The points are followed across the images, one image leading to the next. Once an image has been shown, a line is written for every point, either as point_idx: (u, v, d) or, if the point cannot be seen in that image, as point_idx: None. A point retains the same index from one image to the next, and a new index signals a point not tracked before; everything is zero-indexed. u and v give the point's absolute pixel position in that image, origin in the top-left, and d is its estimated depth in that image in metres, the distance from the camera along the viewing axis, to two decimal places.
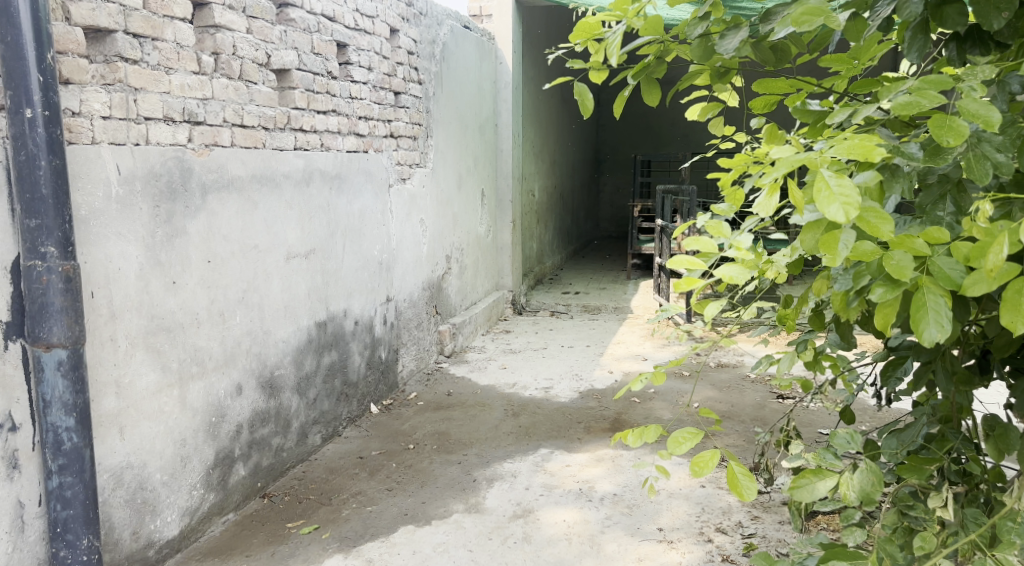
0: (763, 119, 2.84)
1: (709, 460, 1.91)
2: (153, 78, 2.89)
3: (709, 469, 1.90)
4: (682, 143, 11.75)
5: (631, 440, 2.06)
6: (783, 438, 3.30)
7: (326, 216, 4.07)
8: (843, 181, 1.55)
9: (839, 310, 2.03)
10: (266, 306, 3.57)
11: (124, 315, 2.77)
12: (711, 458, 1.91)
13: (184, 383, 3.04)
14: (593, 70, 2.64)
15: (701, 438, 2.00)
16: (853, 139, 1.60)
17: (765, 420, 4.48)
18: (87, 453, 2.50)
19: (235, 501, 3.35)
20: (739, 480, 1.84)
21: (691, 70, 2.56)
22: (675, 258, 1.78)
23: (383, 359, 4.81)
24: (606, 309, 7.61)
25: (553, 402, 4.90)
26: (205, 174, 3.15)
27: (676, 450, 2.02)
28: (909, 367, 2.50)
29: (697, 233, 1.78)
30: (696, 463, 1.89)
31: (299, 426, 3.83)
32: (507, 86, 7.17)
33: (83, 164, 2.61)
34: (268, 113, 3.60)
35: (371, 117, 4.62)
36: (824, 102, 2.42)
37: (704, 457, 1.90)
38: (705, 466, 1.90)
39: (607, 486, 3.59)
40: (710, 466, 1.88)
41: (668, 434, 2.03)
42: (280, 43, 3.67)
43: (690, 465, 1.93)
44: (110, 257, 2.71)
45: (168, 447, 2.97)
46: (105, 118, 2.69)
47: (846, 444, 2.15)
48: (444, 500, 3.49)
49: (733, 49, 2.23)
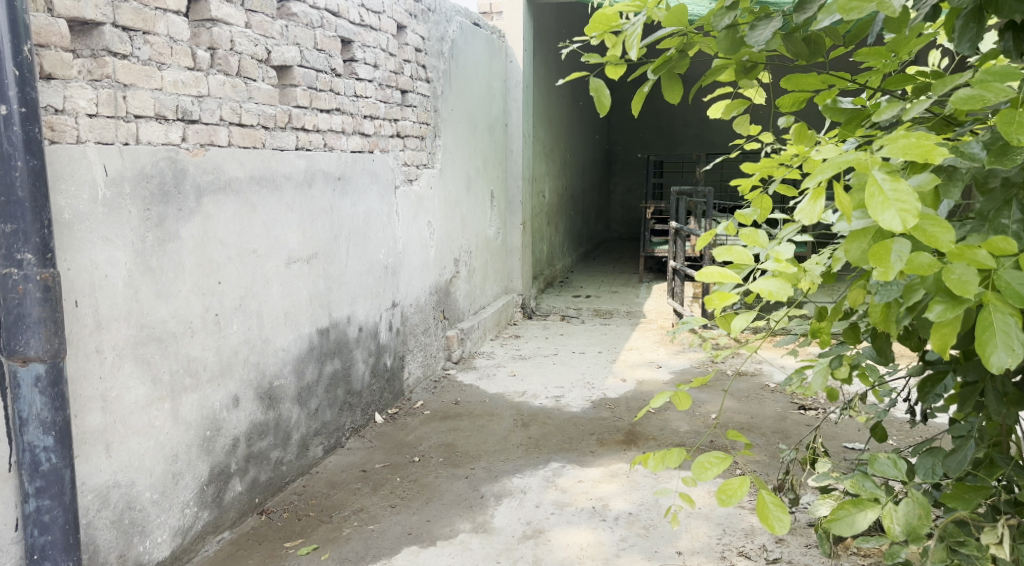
0: (791, 119, 2.65)
1: (740, 490, 1.71)
2: (144, 74, 2.73)
3: (738, 498, 1.71)
4: (696, 143, 11.55)
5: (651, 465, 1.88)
6: (809, 456, 3.15)
7: (329, 219, 3.91)
8: (899, 185, 1.38)
9: (879, 323, 1.86)
10: (265, 314, 3.41)
11: (112, 325, 2.61)
12: (740, 487, 1.72)
13: (177, 396, 2.89)
14: (610, 64, 2.46)
15: (729, 464, 1.79)
16: (909, 138, 1.42)
17: (787, 434, 4.30)
18: (67, 473, 2.35)
19: (231, 518, 3.19)
20: (772, 510, 1.64)
21: (715, 65, 2.37)
22: (706, 270, 1.59)
23: (389, 366, 4.65)
24: (619, 313, 7.43)
25: (564, 412, 4.73)
26: (200, 176, 3.00)
27: (702, 476, 1.80)
28: (948, 384, 2.28)
29: (729, 242, 1.58)
30: (724, 491, 1.70)
31: (299, 438, 3.66)
32: (518, 86, 7.01)
33: (66, 164, 2.45)
34: (268, 111, 3.44)
35: (377, 115, 4.46)
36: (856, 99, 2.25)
37: (733, 486, 1.71)
38: (735, 494, 1.71)
39: (621, 504, 3.42)
40: (741, 496, 1.69)
41: (692, 458, 1.82)
42: (281, 38, 3.52)
43: (718, 493, 1.74)
44: (97, 263, 2.55)
45: (159, 464, 2.81)
46: (91, 116, 2.54)
47: (888, 473, 1.94)
48: (450, 519, 3.32)
49: (765, 41, 2.06)
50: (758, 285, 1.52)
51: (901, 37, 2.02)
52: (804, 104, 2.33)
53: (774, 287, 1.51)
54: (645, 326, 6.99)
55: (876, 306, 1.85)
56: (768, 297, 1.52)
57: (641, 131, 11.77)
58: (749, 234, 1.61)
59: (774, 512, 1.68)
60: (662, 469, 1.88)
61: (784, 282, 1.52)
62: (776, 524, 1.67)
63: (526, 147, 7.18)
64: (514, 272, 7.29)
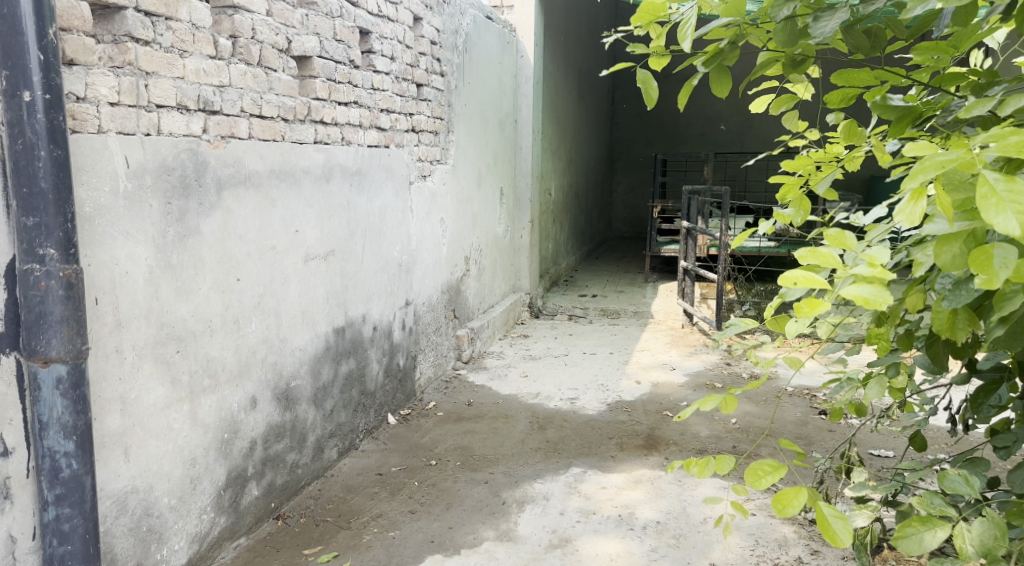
0: (840, 116, 2.54)
1: (795, 500, 1.59)
2: (166, 61, 2.62)
3: (794, 509, 1.59)
4: (699, 142, 11.47)
5: (699, 472, 1.75)
6: (845, 464, 3.05)
7: (346, 215, 3.80)
8: (1013, 185, 1.28)
9: (947, 330, 1.77)
10: (284, 313, 3.30)
11: (132, 323, 2.50)
12: (796, 497, 1.59)
13: (196, 397, 2.78)
14: (654, 55, 2.35)
15: (784, 473, 1.67)
16: (1020, 136, 1.33)
17: (810, 441, 4.22)
18: (87, 480, 2.25)
19: (247, 524, 3.08)
20: (835, 523, 1.52)
21: (763, 60, 2.27)
22: (789, 271, 1.48)
23: (401, 366, 4.54)
24: (626, 313, 7.32)
25: (580, 415, 4.63)
26: (221, 169, 2.89)
27: (756, 484, 1.68)
28: (1003, 395, 2.10)
29: (815, 243, 1.47)
30: (780, 501, 1.58)
31: (314, 441, 3.56)
32: (529, 81, 6.90)
33: (88, 155, 2.34)
34: (288, 102, 3.33)
35: (393, 109, 4.35)
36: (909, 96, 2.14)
37: (789, 495, 1.58)
38: (790, 505, 1.58)
39: (648, 513, 3.34)
40: (799, 507, 1.56)
41: (746, 465, 1.69)
42: (301, 27, 3.41)
43: (773, 502, 1.60)
44: (118, 258, 2.44)
45: (177, 468, 2.70)
46: (112, 104, 2.42)
47: (958, 490, 1.86)
48: (472, 526, 3.23)
49: (829, 31, 1.94)
50: (850, 291, 1.42)
51: (965, 30, 1.95)
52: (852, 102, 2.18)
53: (868, 294, 1.42)
54: (654, 327, 6.90)
55: (942, 313, 1.76)
56: (861, 304, 1.42)
57: (644, 129, 11.68)
58: (835, 235, 1.51)
59: (835, 525, 1.55)
60: (709, 475, 1.76)
61: (878, 289, 1.42)
62: (837, 535, 1.54)
63: (535, 144, 7.07)
64: (522, 271, 7.18)
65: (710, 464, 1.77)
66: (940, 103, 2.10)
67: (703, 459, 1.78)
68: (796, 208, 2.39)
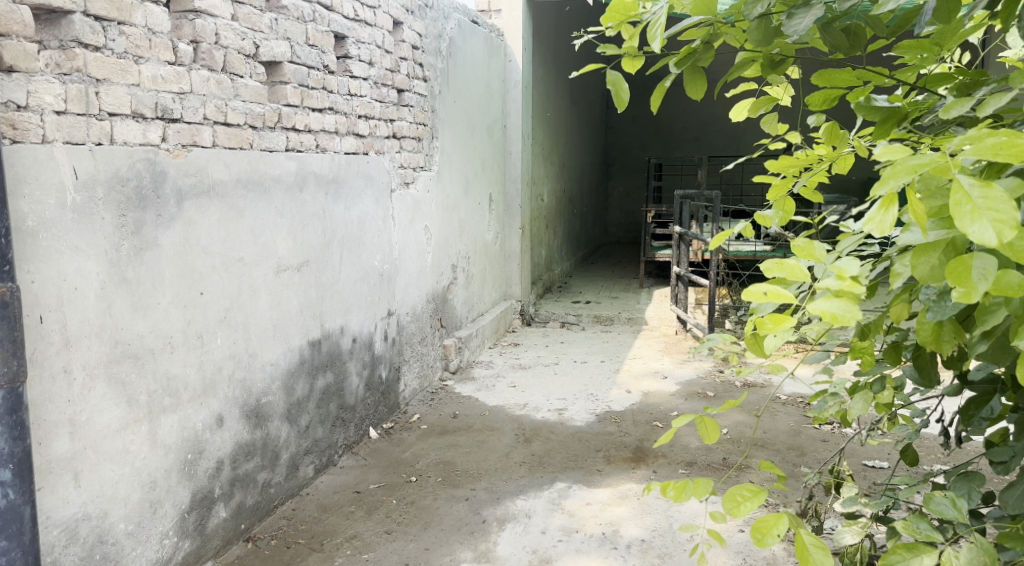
0: (822, 118, 2.43)
1: (776, 527, 1.48)
2: (118, 68, 2.51)
3: (774, 538, 1.48)
4: (695, 146, 11.35)
5: (675, 498, 1.65)
6: (835, 479, 2.92)
7: (321, 224, 3.69)
8: (990, 190, 1.16)
9: (931, 342, 1.65)
10: (253, 327, 3.19)
11: (82, 342, 2.40)
12: (777, 524, 1.48)
13: (155, 417, 2.67)
14: (627, 57, 2.24)
15: (764, 499, 1.57)
16: (999, 137, 1.22)
17: (803, 452, 4.11)
18: (27, 510, 2.15)
19: (214, 547, 2.97)
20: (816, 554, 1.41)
21: (740, 60, 2.15)
22: (753, 285, 1.37)
23: (384, 379, 4.43)
24: (619, 320, 7.17)
25: (567, 426, 4.52)
26: (182, 179, 2.77)
27: (736, 511, 1.57)
28: (995, 407, 1.97)
29: (781, 255, 1.37)
30: (759, 530, 1.47)
31: (288, 458, 3.44)
32: (517, 86, 6.79)
33: (29, 166, 2.25)
34: (257, 109, 3.21)
35: (372, 115, 4.24)
36: (894, 98, 2.02)
37: (768, 523, 1.48)
38: (770, 534, 1.47)
39: (633, 530, 3.23)
40: (779, 535, 1.45)
41: (724, 491, 1.58)
42: (270, 32, 3.29)
43: (752, 531, 1.50)
44: (65, 274, 2.34)
45: (134, 492, 2.59)
46: (58, 113, 2.33)
47: (945, 514, 1.76)
48: (450, 547, 3.12)
49: (805, 29, 1.83)
50: (817, 306, 1.30)
51: (950, 28, 1.83)
52: (835, 103, 2.06)
53: (837, 308, 1.31)
54: (648, 334, 6.78)
55: (927, 325, 1.64)
56: (830, 320, 1.30)
57: (640, 133, 11.57)
58: (803, 246, 1.41)
59: (815, 556, 1.43)
60: (686, 500, 1.66)
61: (848, 303, 1.30)
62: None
63: (525, 149, 6.96)
64: (513, 278, 7.07)
65: (686, 488, 1.67)
66: (927, 103, 1.97)
67: (679, 483, 1.68)
68: (778, 209, 2.29)
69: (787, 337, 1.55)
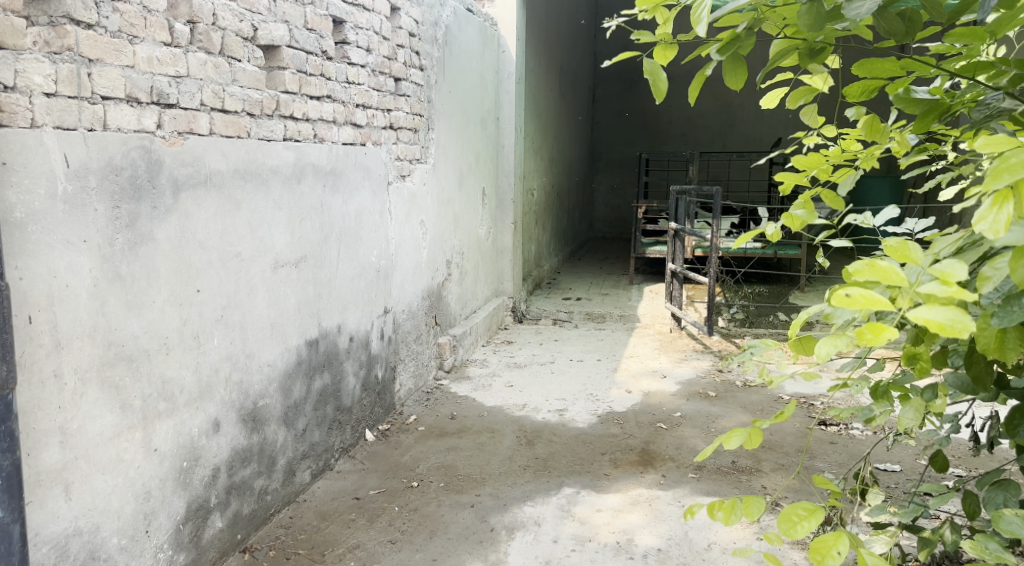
0: (861, 111, 2.23)
1: (835, 548, 1.33)
2: (112, 48, 2.34)
3: (835, 560, 1.33)
4: (681, 141, 11.24)
5: (725, 517, 1.51)
6: (859, 486, 2.70)
7: (319, 218, 3.52)
8: None
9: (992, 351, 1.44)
10: (250, 326, 3.01)
11: (73, 344, 2.23)
12: (837, 545, 1.34)
13: (150, 424, 2.50)
14: (661, 44, 1.99)
15: (822, 517, 1.41)
16: None
17: (814, 455, 4.00)
18: (16, 529, 2.00)
19: (211, 559, 2.80)
20: None
21: (776, 49, 1.87)
22: (845, 291, 1.24)
23: (380, 379, 4.26)
24: (612, 317, 7.03)
25: (569, 428, 4.38)
26: (178, 168, 2.60)
27: (788, 532, 1.41)
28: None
29: (874, 256, 1.24)
30: (819, 551, 1.32)
31: (285, 464, 3.27)
32: (511, 77, 6.63)
33: (18, 152, 2.08)
34: (254, 96, 3.03)
35: (369, 104, 4.06)
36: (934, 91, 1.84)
37: (828, 544, 1.33)
38: (830, 557, 1.32)
39: (649, 539, 3.10)
40: (842, 555, 1.31)
41: (777, 509, 1.44)
42: (268, 15, 3.12)
43: (809, 554, 1.35)
44: (56, 270, 2.18)
45: (128, 504, 2.42)
46: (49, 95, 2.16)
47: (1019, 533, 1.60)
48: (459, 557, 2.98)
49: (866, 12, 1.54)
50: (922, 316, 1.20)
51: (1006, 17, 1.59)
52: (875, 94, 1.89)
53: (943, 318, 1.20)
54: (642, 331, 6.65)
55: (990, 332, 1.43)
56: (936, 331, 1.20)
57: (627, 127, 11.44)
58: (896, 247, 1.28)
59: None
60: (736, 522, 1.52)
61: (956, 313, 1.19)
62: None
63: (517, 141, 6.80)
64: (504, 274, 6.91)
65: (737, 508, 1.52)
66: (970, 96, 1.79)
67: (728, 501, 1.54)
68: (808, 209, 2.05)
69: (847, 344, 1.41)
